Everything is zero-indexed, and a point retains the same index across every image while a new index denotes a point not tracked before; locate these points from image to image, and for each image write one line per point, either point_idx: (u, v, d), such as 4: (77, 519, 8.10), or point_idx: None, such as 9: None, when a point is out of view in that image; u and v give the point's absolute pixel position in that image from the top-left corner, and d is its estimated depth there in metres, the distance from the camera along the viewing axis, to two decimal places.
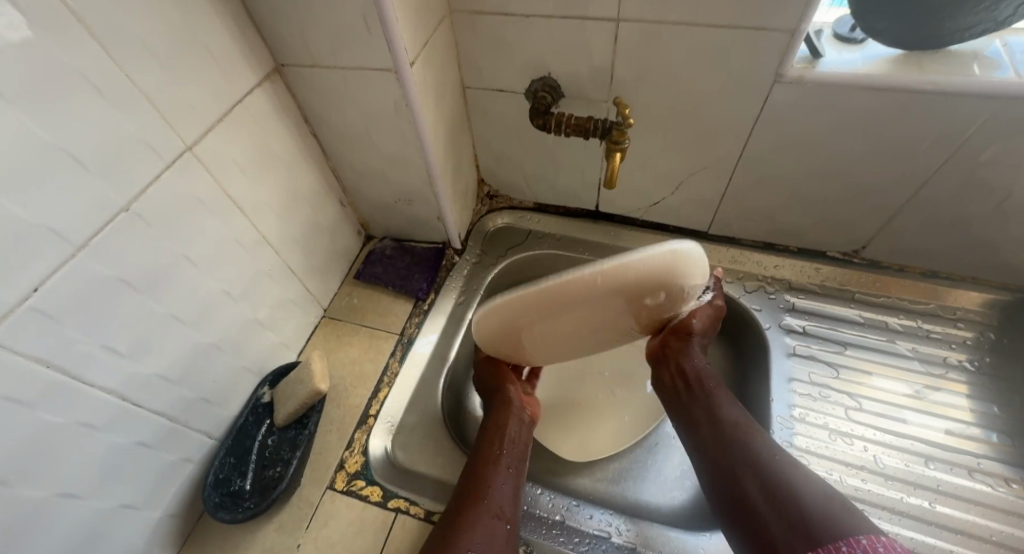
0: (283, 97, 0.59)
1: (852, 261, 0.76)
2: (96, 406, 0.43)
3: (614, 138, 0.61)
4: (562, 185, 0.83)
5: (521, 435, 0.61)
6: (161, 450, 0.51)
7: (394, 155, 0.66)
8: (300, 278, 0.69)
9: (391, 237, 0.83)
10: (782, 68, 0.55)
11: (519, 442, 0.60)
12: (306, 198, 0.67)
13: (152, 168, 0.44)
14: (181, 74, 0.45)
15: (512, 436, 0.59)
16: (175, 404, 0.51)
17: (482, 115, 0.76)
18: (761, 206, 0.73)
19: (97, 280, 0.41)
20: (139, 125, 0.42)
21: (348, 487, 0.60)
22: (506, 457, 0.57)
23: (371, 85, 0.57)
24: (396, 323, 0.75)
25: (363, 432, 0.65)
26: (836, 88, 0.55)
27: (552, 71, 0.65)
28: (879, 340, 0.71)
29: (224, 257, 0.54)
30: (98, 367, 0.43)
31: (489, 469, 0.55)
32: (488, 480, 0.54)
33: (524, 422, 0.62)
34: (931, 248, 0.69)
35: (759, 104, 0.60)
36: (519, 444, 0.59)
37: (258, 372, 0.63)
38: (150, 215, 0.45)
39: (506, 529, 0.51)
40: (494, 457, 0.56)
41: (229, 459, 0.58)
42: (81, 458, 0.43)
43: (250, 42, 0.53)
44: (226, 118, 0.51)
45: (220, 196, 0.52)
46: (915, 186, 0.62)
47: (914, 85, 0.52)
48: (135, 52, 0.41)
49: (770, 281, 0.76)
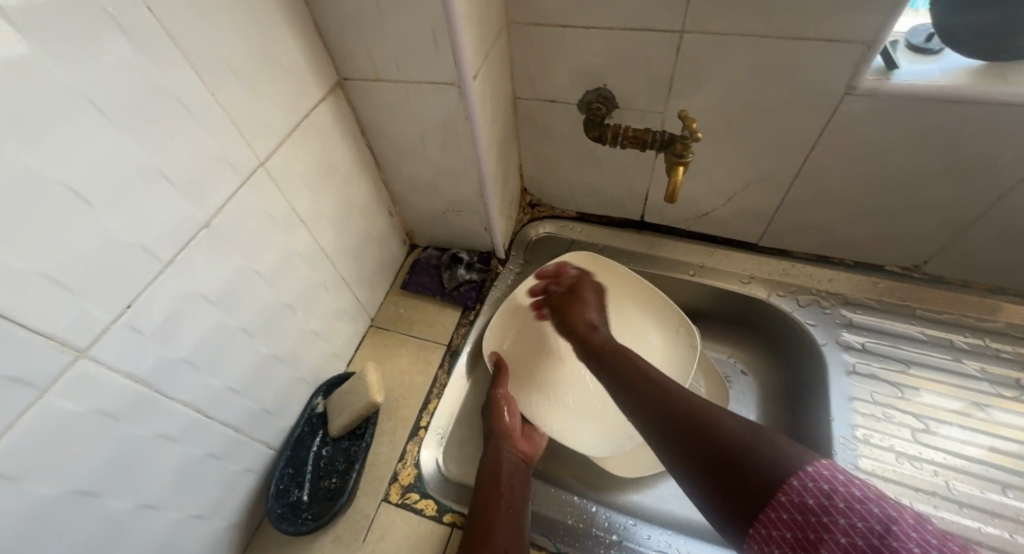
0: (343, 111, 0.60)
1: (912, 275, 0.73)
2: (177, 420, 0.44)
3: (678, 151, 0.58)
4: (608, 197, 0.82)
5: (517, 470, 0.60)
6: (228, 461, 0.51)
7: (447, 166, 0.66)
8: (351, 288, 0.69)
9: (435, 247, 0.83)
10: (856, 80, 0.53)
11: (516, 477, 0.59)
12: (360, 209, 0.67)
13: (230, 184, 0.45)
14: (256, 91, 0.46)
15: (507, 471, 0.59)
16: (242, 415, 0.52)
17: (531, 125, 0.75)
18: (817, 218, 0.71)
19: (181, 295, 0.42)
20: (220, 140, 0.43)
21: (402, 500, 0.60)
22: (502, 492, 0.57)
23: (431, 98, 0.57)
24: (443, 333, 0.75)
25: (414, 444, 0.65)
26: (913, 100, 0.53)
27: (608, 83, 0.64)
28: (944, 359, 0.68)
29: (287, 270, 0.55)
30: (179, 382, 0.43)
31: (491, 513, 0.54)
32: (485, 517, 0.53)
33: (519, 455, 0.63)
34: (1000, 265, 0.67)
35: (825, 117, 0.58)
36: (516, 478, 0.59)
37: (312, 383, 0.64)
38: (227, 230, 0.45)
39: None
40: (489, 490, 0.57)
41: (288, 470, 0.58)
42: (162, 469, 0.43)
43: (318, 57, 0.53)
44: (294, 133, 0.51)
45: (286, 210, 0.53)
46: (991, 201, 0.60)
47: (999, 97, 0.50)
48: (219, 72, 0.41)
49: (825, 295, 0.74)
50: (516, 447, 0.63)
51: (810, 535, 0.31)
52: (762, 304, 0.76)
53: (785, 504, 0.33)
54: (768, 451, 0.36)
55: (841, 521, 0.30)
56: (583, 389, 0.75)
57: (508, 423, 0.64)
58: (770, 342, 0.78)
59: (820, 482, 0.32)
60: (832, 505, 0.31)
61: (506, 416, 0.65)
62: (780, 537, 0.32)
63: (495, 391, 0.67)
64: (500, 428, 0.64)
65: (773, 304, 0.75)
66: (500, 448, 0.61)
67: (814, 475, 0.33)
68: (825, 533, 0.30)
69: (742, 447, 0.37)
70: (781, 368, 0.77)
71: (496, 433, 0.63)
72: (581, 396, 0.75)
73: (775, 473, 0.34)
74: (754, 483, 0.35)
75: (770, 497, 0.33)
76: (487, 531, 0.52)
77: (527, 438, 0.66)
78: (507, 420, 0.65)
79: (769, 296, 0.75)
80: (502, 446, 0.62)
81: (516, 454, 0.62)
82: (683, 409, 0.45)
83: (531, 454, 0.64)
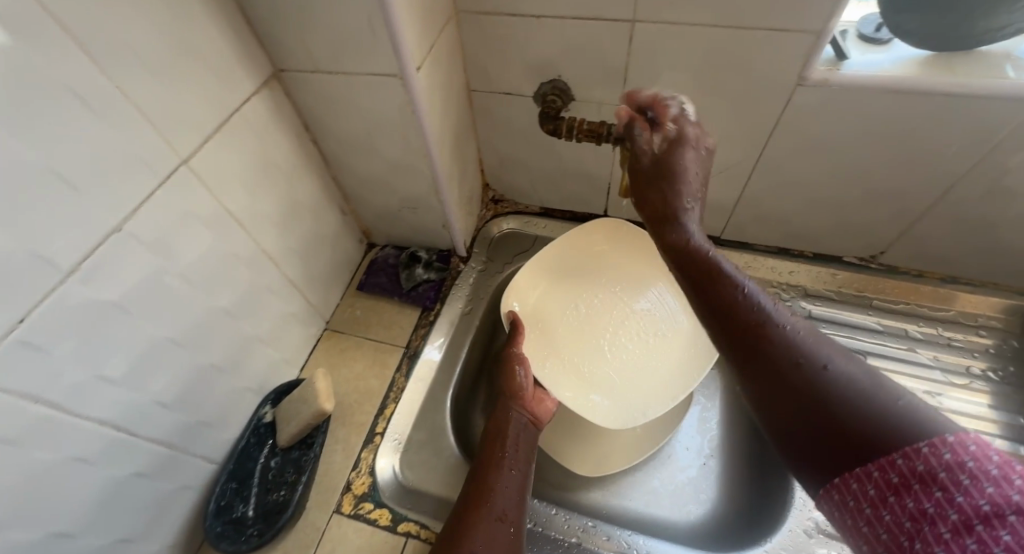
0: (282, 104, 0.56)
1: (869, 266, 0.74)
2: (91, 440, 0.41)
3: (625, 144, 0.57)
4: (570, 191, 0.80)
5: (526, 433, 0.60)
6: (160, 480, 0.48)
7: (398, 162, 0.63)
8: (301, 291, 0.66)
9: (393, 245, 0.80)
10: (806, 71, 0.53)
11: (522, 440, 0.59)
12: (307, 207, 0.64)
13: (146, 186, 0.41)
14: (172, 83, 0.42)
15: (514, 434, 0.59)
16: (174, 430, 0.49)
17: (487, 118, 0.73)
18: (776, 211, 0.71)
19: (87, 305, 0.38)
20: (130, 138, 0.40)
21: (355, 510, 0.58)
22: (509, 453, 0.57)
23: (374, 90, 0.54)
24: (401, 335, 0.73)
25: (369, 452, 0.62)
26: (862, 91, 0.52)
27: (562, 74, 0.62)
28: (899, 349, 0.69)
29: (223, 274, 0.52)
30: (89, 399, 0.40)
31: (492, 471, 0.55)
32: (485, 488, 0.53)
33: (530, 417, 0.62)
34: (951, 254, 0.67)
35: (778, 109, 0.57)
36: (523, 441, 0.59)
37: (259, 391, 0.61)
38: (144, 234, 0.42)
39: (507, 534, 0.50)
40: (495, 452, 0.57)
41: (231, 485, 0.56)
42: (76, 494, 0.40)
43: (247, 47, 0.50)
44: (222, 128, 0.48)
45: (217, 210, 0.49)
46: (940, 191, 0.60)
47: (944, 88, 0.50)
48: (125, 62, 0.38)
49: (786, 287, 0.74)
50: (527, 408, 0.62)
51: (911, 504, 0.26)
52: None
53: (896, 465, 0.27)
54: (814, 369, 0.32)
55: (957, 504, 0.24)
56: (602, 358, 0.69)
57: (520, 382, 0.62)
58: None
59: (961, 457, 0.25)
60: (954, 482, 0.24)
61: (521, 374, 0.63)
62: (863, 492, 0.28)
63: (510, 350, 0.65)
64: (512, 387, 0.62)
65: None
66: (510, 408, 0.61)
67: (955, 447, 0.25)
68: (928, 507, 0.25)
69: (790, 358, 0.33)
70: None
71: (507, 392, 0.62)
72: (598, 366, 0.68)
73: (829, 394, 0.31)
74: (801, 401, 0.31)
75: (883, 452, 0.27)
76: (485, 489, 0.53)
77: (543, 397, 0.64)
78: (521, 379, 0.63)
79: None
80: (513, 406, 0.61)
81: (527, 415, 0.61)
82: (721, 285, 0.40)
83: (545, 415, 0.63)
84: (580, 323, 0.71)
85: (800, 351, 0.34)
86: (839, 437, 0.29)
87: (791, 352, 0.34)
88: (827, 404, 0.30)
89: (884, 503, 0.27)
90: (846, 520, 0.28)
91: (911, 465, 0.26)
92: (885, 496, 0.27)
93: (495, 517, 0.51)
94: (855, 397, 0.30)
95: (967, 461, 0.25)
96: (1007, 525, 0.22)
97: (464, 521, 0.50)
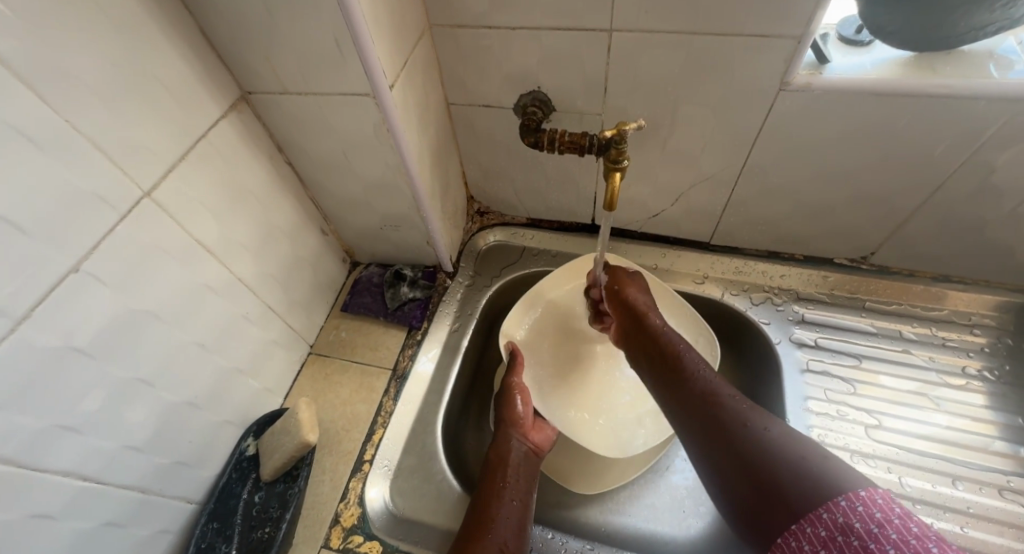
0: (252, 127, 0.55)
1: (861, 267, 0.73)
2: (53, 493, 0.39)
3: (612, 157, 0.54)
4: (556, 201, 0.79)
5: (527, 461, 0.59)
6: (133, 526, 0.46)
7: (378, 181, 0.62)
8: (282, 316, 0.64)
9: (378, 263, 0.78)
10: (788, 76, 0.52)
11: (523, 469, 0.58)
12: (284, 231, 0.62)
13: (105, 222, 0.40)
14: (129, 113, 0.40)
15: (513, 463, 0.57)
16: (147, 472, 0.47)
17: (468, 131, 0.71)
18: (764, 215, 0.70)
19: (45, 353, 0.37)
20: (85, 173, 0.38)
21: (344, 545, 0.56)
22: (508, 483, 0.55)
23: (347, 111, 0.52)
24: (388, 357, 0.71)
25: (358, 481, 0.60)
26: (846, 95, 0.51)
27: (541, 85, 0.61)
28: (894, 351, 0.68)
29: (195, 307, 0.50)
30: (50, 451, 0.38)
31: (490, 501, 0.53)
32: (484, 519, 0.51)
33: (529, 446, 0.60)
34: (942, 253, 0.67)
35: (761, 115, 0.56)
36: (523, 469, 0.58)
37: (240, 423, 0.59)
38: (105, 274, 0.40)
39: None
40: (495, 482, 0.55)
41: (212, 524, 0.53)
42: (39, 552, 0.39)
43: (212, 70, 0.48)
44: (188, 156, 0.46)
45: (186, 241, 0.47)
46: (928, 192, 0.59)
47: (927, 89, 0.49)
48: (76, 96, 0.36)
49: (778, 292, 0.74)
50: (526, 437, 0.60)
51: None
52: (718, 304, 0.74)
53: (822, 519, 0.31)
54: (754, 430, 0.40)
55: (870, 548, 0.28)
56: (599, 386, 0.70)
57: (519, 412, 0.61)
58: (726, 340, 0.77)
59: (872, 509, 0.30)
60: (867, 530, 0.29)
61: (519, 405, 0.62)
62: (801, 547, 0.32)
63: (508, 380, 0.64)
64: (511, 416, 0.61)
65: (727, 303, 0.74)
66: (510, 436, 0.59)
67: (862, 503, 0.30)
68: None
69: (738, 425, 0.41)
70: (738, 367, 0.76)
71: (506, 420, 0.61)
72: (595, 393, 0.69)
73: (762, 452, 0.37)
74: (742, 461, 0.38)
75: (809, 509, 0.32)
76: (486, 520, 0.51)
77: (541, 427, 0.63)
78: (519, 409, 0.61)
79: (722, 295, 0.74)
80: (512, 434, 0.60)
81: (526, 444, 0.60)
82: (675, 360, 0.51)
83: (544, 444, 0.61)
84: (581, 353, 0.71)
85: (744, 418, 0.41)
86: (771, 491, 0.35)
87: (731, 414, 0.42)
88: (759, 459, 0.37)
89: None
90: None
91: (834, 518, 0.31)
92: (816, 551, 0.30)
93: (497, 548, 0.49)
94: (783, 453, 0.37)
95: (873, 512, 0.29)
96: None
97: None
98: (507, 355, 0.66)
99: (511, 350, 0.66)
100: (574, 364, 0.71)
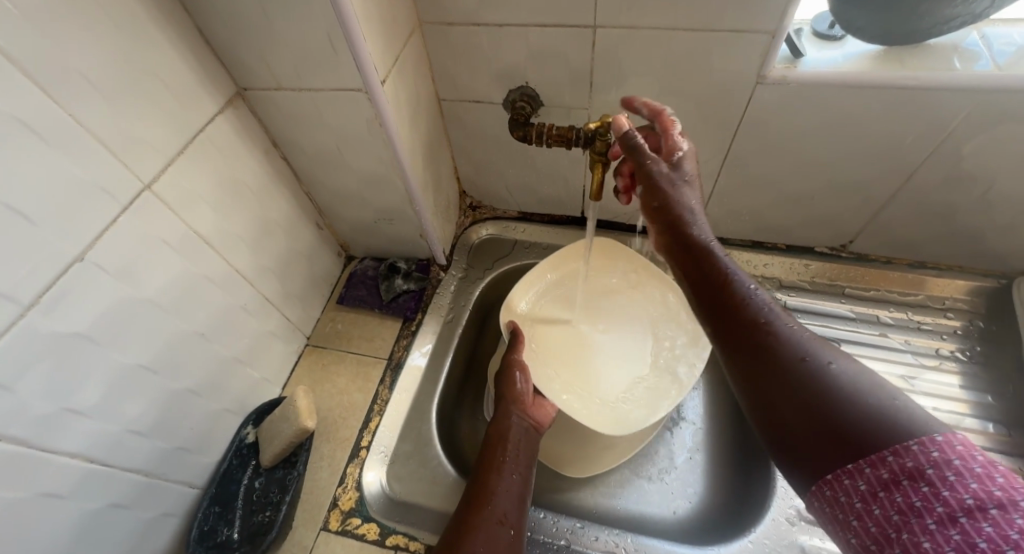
0: (248, 123, 0.56)
1: (840, 255, 0.75)
2: (62, 474, 0.40)
3: (597, 149, 0.56)
4: (547, 195, 0.81)
5: (527, 438, 0.60)
6: (138, 508, 0.48)
7: (371, 174, 0.63)
8: (279, 308, 0.66)
9: (372, 257, 0.80)
10: (764, 70, 0.54)
11: (523, 444, 0.59)
12: (281, 224, 0.63)
13: (107, 213, 0.41)
14: (129, 108, 0.42)
15: (515, 439, 0.59)
16: (151, 457, 0.49)
17: (459, 126, 0.73)
18: (747, 205, 0.72)
19: (52, 338, 0.38)
20: (87, 166, 0.39)
21: (342, 527, 0.58)
22: (509, 458, 0.57)
23: (341, 106, 0.54)
24: (383, 347, 0.72)
25: (355, 466, 0.62)
26: (819, 87, 0.54)
27: (529, 80, 0.63)
28: (872, 334, 0.71)
29: (195, 297, 0.51)
30: (59, 433, 0.40)
31: (492, 475, 0.55)
32: (485, 490, 0.54)
33: (530, 422, 0.62)
34: (917, 240, 0.69)
35: (740, 108, 0.59)
36: (523, 445, 0.59)
37: (240, 412, 0.60)
38: (108, 263, 0.42)
39: (508, 535, 0.50)
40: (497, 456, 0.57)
41: (214, 508, 0.55)
42: (49, 530, 0.40)
43: (208, 67, 0.50)
44: (186, 151, 0.48)
45: (185, 233, 0.49)
46: (901, 180, 0.62)
47: (895, 81, 0.51)
48: (78, 91, 0.38)
49: (761, 280, 0.76)
50: (528, 414, 0.62)
51: (900, 500, 0.27)
52: None
53: (887, 462, 0.28)
54: (819, 367, 0.33)
55: (944, 497, 0.25)
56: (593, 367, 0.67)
57: (522, 388, 0.62)
58: None
59: (948, 454, 0.26)
60: (942, 478, 0.26)
61: (522, 381, 0.63)
62: (854, 488, 0.29)
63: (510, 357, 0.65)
64: (515, 392, 0.62)
65: None
66: (511, 413, 0.61)
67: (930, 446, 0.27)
68: (916, 502, 0.26)
69: (793, 355, 0.34)
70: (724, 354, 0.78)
71: (507, 395, 0.62)
72: (589, 374, 0.66)
73: (830, 392, 0.31)
74: (803, 400, 0.32)
75: (875, 451, 0.28)
76: (485, 494, 0.53)
77: (543, 402, 0.64)
78: (522, 385, 0.62)
79: None
80: (514, 411, 0.61)
81: (527, 420, 0.61)
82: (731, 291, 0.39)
83: (544, 420, 0.63)
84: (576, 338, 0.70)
85: (801, 347, 0.35)
86: (829, 429, 0.30)
87: (788, 345, 0.35)
88: (817, 390, 0.32)
89: (875, 498, 0.28)
90: (835, 514, 0.29)
91: (901, 462, 0.27)
92: (877, 494, 0.27)
93: (497, 520, 0.51)
94: (853, 392, 0.31)
95: (953, 460, 0.26)
96: (989, 518, 0.24)
97: (466, 523, 0.50)
98: (508, 334, 0.67)
99: (511, 327, 0.67)
100: (575, 345, 0.69)
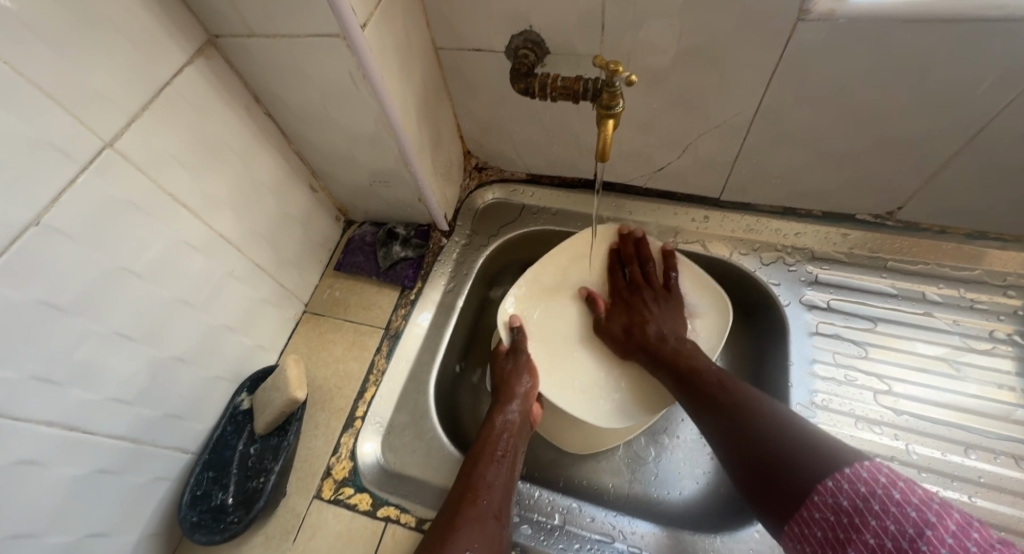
0: (224, 75, 0.52)
1: (885, 224, 0.66)
2: (38, 441, 0.40)
3: (604, 103, 0.50)
4: (556, 155, 0.74)
5: (520, 435, 0.57)
6: (127, 474, 0.48)
7: (362, 134, 0.59)
8: (271, 274, 0.63)
9: (371, 222, 0.76)
10: (807, 2, 0.45)
11: (517, 439, 0.57)
12: (269, 186, 0.60)
13: (64, 174, 0.39)
14: (84, 58, 0.39)
15: (507, 435, 0.56)
16: (136, 424, 0.48)
17: (460, 78, 0.67)
18: (780, 167, 0.64)
19: (17, 307, 0.37)
20: (34, 123, 0.36)
21: (335, 496, 0.57)
22: (500, 453, 0.54)
23: (321, 55, 0.49)
24: (381, 316, 0.70)
25: (350, 436, 0.61)
26: (873, 24, 0.45)
27: (533, 24, 0.56)
28: (914, 314, 0.64)
29: (175, 264, 0.49)
30: (32, 402, 0.39)
31: (480, 466, 0.52)
32: (476, 483, 0.51)
33: (525, 419, 0.58)
34: (981, 207, 0.60)
35: (775, 51, 0.51)
36: (516, 441, 0.56)
37: (233, 379, 0.60)
38: (69, 227, 0.39)
39: (496, 529, 0.48)
40: (488, 451, 0.54)
41: (208, 473, 0.55)
42: (32, 495, 0.40)
43: (173, 12, 0.45)
44: (152, 106, 0.45)
45: (158, 196, 0.46)
46: (967, 136, 0.53)
47: (971, 12, 0.42)
48: (18, 39, 0.34)
49: (791, 251, 0.69)
50: (525, 410, 0.58)
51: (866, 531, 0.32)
52: (722, 263, 0.71)
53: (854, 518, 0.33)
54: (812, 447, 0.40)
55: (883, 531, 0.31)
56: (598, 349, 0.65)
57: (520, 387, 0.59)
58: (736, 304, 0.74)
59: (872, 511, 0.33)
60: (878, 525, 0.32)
61: (525, 380, 0.60)
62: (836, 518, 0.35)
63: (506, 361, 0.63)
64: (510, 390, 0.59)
65: (736, 263, 0.70)
66: (505, 407, 0.58)
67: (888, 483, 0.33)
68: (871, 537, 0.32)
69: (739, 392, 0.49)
70: (746, 332, 0.72)
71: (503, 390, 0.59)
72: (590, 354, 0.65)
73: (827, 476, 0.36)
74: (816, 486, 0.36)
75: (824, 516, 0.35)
76: (479, 484, 0.51)
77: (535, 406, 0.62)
78: (524, 384, 0.59)
79: (731, 255, 0.70)
80: (508, 406, 0.58)
81: (521, 417, 0.58)
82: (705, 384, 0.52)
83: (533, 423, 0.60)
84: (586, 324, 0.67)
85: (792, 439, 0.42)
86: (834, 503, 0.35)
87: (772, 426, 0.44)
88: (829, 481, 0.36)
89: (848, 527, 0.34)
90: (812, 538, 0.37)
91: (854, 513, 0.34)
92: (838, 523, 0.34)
93: (490, 514, 0.49)
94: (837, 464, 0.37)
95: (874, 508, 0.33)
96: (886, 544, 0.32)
97: (455, 513, 0.48)
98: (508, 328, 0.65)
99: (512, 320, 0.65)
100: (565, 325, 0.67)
